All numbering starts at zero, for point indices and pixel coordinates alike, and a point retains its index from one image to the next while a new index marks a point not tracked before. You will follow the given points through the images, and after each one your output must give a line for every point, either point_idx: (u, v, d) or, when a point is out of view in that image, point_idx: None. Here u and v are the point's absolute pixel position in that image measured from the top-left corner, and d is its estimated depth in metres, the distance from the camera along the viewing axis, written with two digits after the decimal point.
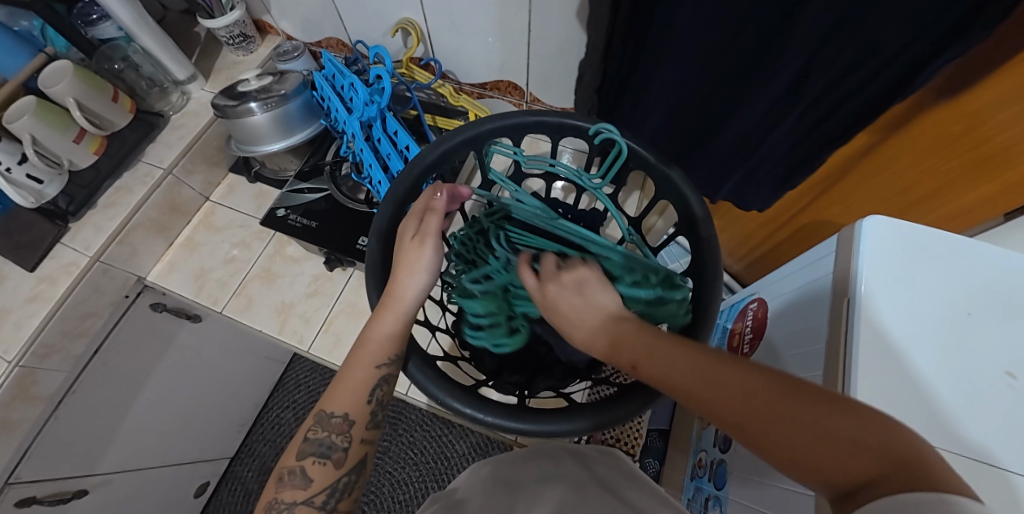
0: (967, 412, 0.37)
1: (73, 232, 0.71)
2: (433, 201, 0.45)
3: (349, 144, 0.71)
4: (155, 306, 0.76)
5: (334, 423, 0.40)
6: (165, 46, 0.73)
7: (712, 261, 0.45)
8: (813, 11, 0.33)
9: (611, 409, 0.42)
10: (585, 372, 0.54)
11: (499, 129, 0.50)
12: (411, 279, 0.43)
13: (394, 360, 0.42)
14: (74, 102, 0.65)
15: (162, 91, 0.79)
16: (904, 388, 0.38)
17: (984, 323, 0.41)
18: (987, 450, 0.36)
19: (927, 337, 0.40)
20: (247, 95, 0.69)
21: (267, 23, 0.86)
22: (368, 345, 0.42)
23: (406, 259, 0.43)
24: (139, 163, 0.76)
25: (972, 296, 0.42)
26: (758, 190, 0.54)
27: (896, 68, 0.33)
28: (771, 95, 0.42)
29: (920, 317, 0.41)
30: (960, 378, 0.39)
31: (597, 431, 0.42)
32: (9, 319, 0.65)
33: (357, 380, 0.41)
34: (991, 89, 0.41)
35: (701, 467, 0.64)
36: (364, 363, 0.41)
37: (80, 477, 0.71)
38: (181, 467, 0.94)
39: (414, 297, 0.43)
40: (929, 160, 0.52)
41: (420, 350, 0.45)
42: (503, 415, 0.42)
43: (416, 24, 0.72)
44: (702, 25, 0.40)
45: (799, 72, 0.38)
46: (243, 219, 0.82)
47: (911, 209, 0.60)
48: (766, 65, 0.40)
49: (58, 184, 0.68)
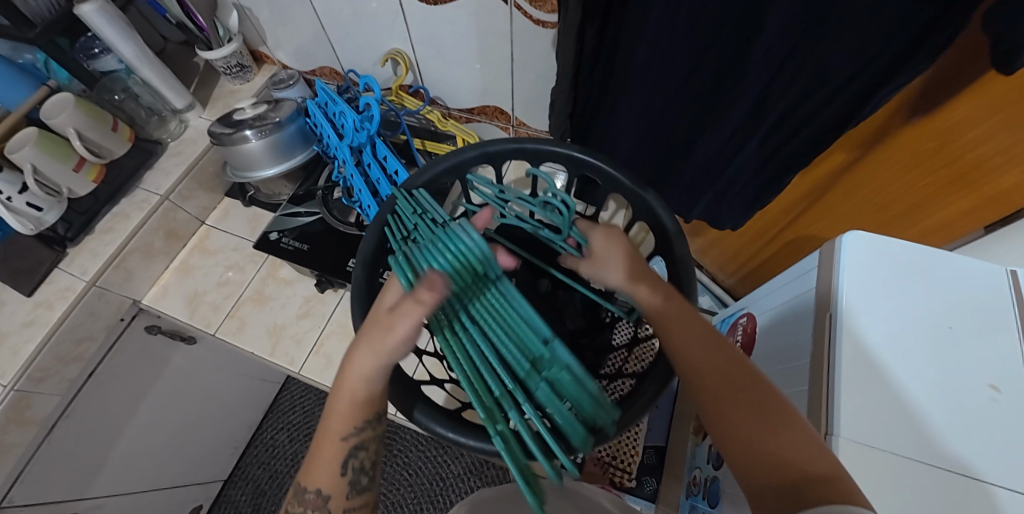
0: (955, 429, 0.37)
1: (70, 258, 0.72)
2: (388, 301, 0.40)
3: (340, 170, 0.73)
4: (150, 328, 0.78)
5: (308, 498, 0.37)
6: (164, 78, 0.76)
7: (684, 275, 0.47)
8: (783, 44, 0.35)
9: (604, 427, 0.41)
10: None
11: (481, 156, 0.52)
12: (366, 348, 0.36)
13: (363, 427, 0.38)
14: (74, 132, 0.67)
15: (160, 120, 0.82)
16: (886, 402, 0.38)
17: (966, 336, 0.41)
18: (972, 463, 0.35)
19: (908, 351, 0.40)
20: (243, 122, 0.72)
21: (263, 53, 0.89)
22: (331, 418, 0.38)
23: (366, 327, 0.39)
24: (137, 189, 0.78)
25: (954, 310, 0.42)
26: (730, 213, 0.56)
27: (832, 98, 0.35)
28: (744, 122, 0.43)
29: (900, 330, 0.41)
30: (946, 392, 0.38)
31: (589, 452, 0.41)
32: (7, 343, 0.65)
33: (325, 455, 0.37)
34: (963, 106, 0.43)
35: (695, 485, 0.62)
36: (330, 436, 0.37)
37: (71, 502, 0.71)
38: (172, 491, 0.94)
39: (371, 374, 0.37)
40: (908, 177, 0.54)
41: (401, 373, 0.44)
42: (486, 439, 0.41)
43: (405, 54, 0.75)
44: (669, 56, 0.42)
45: (771, 98, 0.40)
46: (237, 242, 0.84)
47: (889, 223, 0.62)
48: (739, 91, 0.41)
49: (58, 211, 0.70)
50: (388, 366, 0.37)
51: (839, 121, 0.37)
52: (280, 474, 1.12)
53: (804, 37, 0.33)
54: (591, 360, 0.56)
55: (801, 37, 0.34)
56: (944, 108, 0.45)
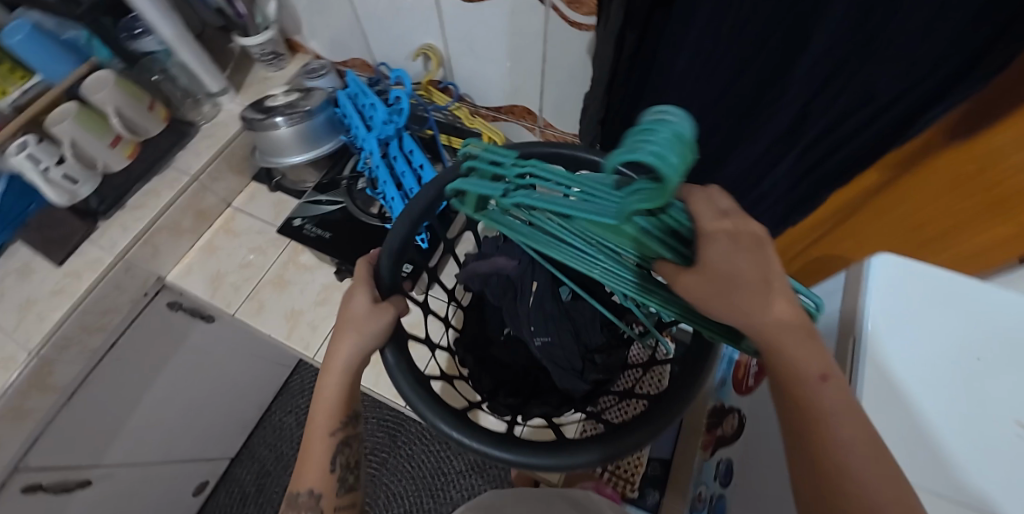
0: (976, 464, 0.35)
1: (100, 231, 0.74)
2: (349, 302, 0.44)
3: (365, 161, 0.75)
4: (172, 305, 0.80)
5: (303, 497, 0.45)
6: (203, 63, 0.79)
7: None
8: (821, 63, 0.33)
9: (626, 435, 0.41)
10: (580, 402, 0.54)
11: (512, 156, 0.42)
12: (351, 337, 0.43)
13: (346, 424, 0.46)
14: (113, 110, 0.70)
15: (195, 102, 0.84)
16: (908, 430, 0.37)
17: (996, 371, 0.39)
18: (992, 499, 0.34)
19: (935, 380, 0.39)
20: (275, 109, 0.73)
21: (298, 42, 0.91)
22: (315, 423, 0.45)
23: (345, 311, 0.44)
24: (168, 168, 0.80)
25: (984, 341, 0.41)
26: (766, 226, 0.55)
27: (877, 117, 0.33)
28: (775, 141, 0.43)
29: (930, 358, 0.40)
30: (971, 423, 0.37)
31: (601, 464, 0.41)
32: (35, 309, 0.67)
33: (316, 456, 0.45)
34: (1004, 133, 0.41)
35: (700, 501, 0.68)
36: (316, 438, 0.45)
37: (82, 468, 0.72)
38: (182, 465, 0.95)
39: (346, 364, 0.44)
40: (940, 202, 0.53)
41: (413, 366, 0.44)
42: (490, 442, 0.41)
43: (437, 50, 0.76)
44: (702, 77, 0.40)
45: (807, 118, 0.39)
46: (261, 225, 0.86)
47: (922, 248, 0.61)
48: (776, 113, 0.40)
49: (92, 184, 0.72)
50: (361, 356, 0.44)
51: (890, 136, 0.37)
52: (286, 456, 1.14)
53: (842, 63, 0.33)
54: (604, 368, 0.54)
55: (834, 58, 0.33)
56: (983, 135, 0.43)
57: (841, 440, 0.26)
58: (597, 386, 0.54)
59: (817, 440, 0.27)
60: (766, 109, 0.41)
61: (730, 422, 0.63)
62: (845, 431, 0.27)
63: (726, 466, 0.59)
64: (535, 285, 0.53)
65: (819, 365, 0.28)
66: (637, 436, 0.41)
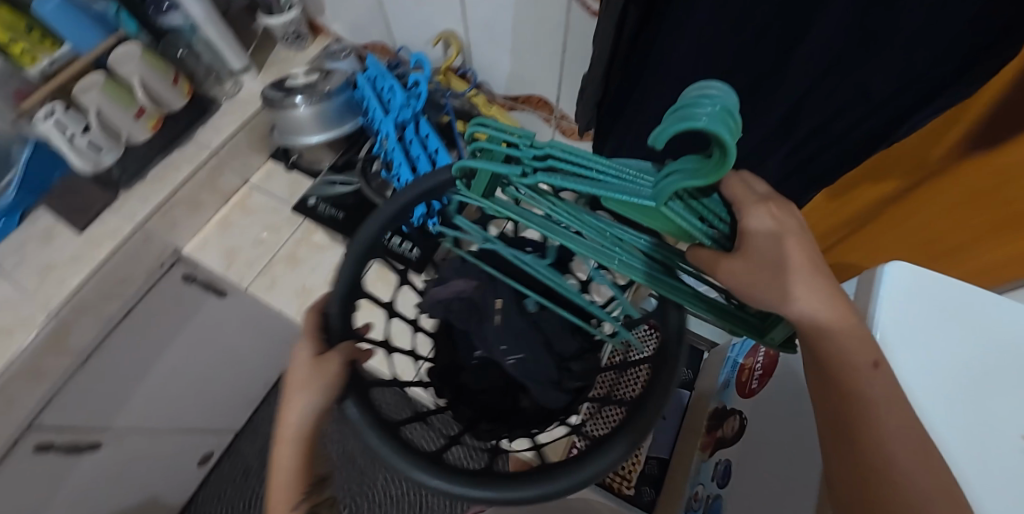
0: (980, 474, 0.35)
1: (121, 202, 0.75)
2: (297, 356, 0.42)
3: (382, 143, 0.76)
4: (186, 277, 0.80)
5: None
6: (227, 40, 0.80)
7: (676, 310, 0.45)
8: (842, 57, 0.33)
9: (613, 443, 0.43)
10: (561, 413, 0.57)
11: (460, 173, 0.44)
12: (299, 394, 0.40)
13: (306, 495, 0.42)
14: (139, 81, 0.71)
15: (217, 79, 0.85)
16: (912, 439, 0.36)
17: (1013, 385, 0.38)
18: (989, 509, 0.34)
19: (944, 394, 0.37)
20: (295, 89, 0.74)
21: (320, 24, 0.92)
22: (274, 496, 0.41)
23: (293, 373, 0.41)
24: (189, 143, 0.81)
25: (1006, 353, 0.39)
26: None
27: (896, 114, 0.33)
28: (777, 131, 0.44)
29: (950, 367, 0.38)
30: (980, 434, 0.36)
31: (627, 456, 0.43)
32: (53, 273, 0.70)
33: None
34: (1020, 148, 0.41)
35: (696, 500, 0.63)
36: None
37: (94, 431, 0.74)
38: (188, 435, 0.98)
39: (298, 421, 0.40)
40: (957, 214, 0.52)
41: (377, 416, 0.44)
42: (468, 483, 0.41)
43: (457, 36, 0.76)
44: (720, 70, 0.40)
45: (809, 109, 0.40)
46: (275, 204, 0.88)
47: (938, 259, 0.60)
48: (794, 108, 0.40)
49: (115, 153, 0.74)
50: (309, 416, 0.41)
51: (884, 130, 0.38)
52: None
53: (850, 53, 0.33)
54: (581, 375, 0.57)
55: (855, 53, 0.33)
56: (1002, 148, 0.42)
57: (881, 427, 0.27)
58: (578, 393, 0.57)
59: (859, 424, 0.28)
60: (783, 106, 0.41)
61: (730, 424, 0.63)
62: (883, 417, 0.27)
63: (723, 467, 0.59)
64: (499, 302, 0.55)
65: (870, 354, 0.28)
66: (624, 443, 0.43)
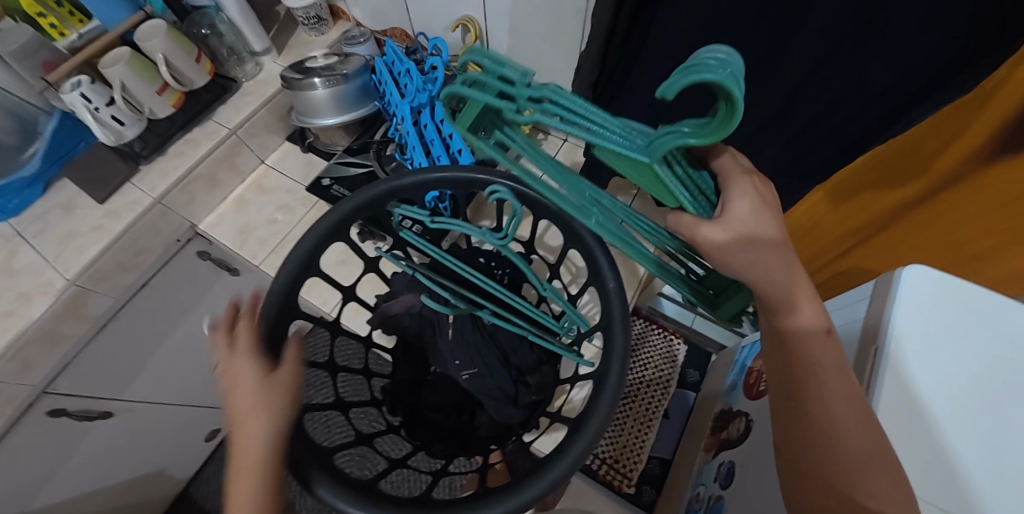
0: (1000, 492, 0.32)
1: (141, 175, 0.77)
2: (246, 374, 0.45)
3: (397, 127, 0.78)
4: (201, 254, 0.84)
5: None
6: (248, 18, 0.81)
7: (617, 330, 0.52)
8: None
9: (549, 465, 0.46)
10: (517, 426, 0.65)
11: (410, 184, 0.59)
12: (262, 415, 0.42)
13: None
14: (162, 57, 0.72)
15: (239, 60, 0.86)
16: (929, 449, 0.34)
17: None
18: None
19: (956, 403, 0.35)
20: (313, 71, 0.75)
21: (341, 9, 0.92)
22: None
23: (242, 400, 0.43)
24: (209, 121, 0.83)
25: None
26: None
27: None
28: None
29: (968, 373, 0.36)
30: (1001, 449, 0.34)
31: (565, 479, 0.45)
32: (74, 242, 0.71)
33: None
34: None
35: (697, 501, 0.62)
36: None
37: (106, 400, 0.76)
38: (196, 411, 0.99)
39: (262, 446, 0.41)
40: (982, 219, 0.51)
41: (317, 449, 0.46)
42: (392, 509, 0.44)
43: (476, 22, 0.76)
44: None
45: None
46: (290, 184, 0.88)
47: (961, 265, 0.59)
48: None
49: (138, 127, 0.75)
50: (274, 433, 0.42)
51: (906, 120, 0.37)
52: None
53: None
54: (536, 388, 0.67)
55: None
56: None
57: (831, 398, 0.32)
58: (530, 412, 0.66)
59: (812, 396, 0.32)
60: None
61: (735, 426, 0.62)
62: (836, 391, 0.32)
63: (727, 468, 0.58)
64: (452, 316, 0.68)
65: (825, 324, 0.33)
66: (571, 458, 0.45)
